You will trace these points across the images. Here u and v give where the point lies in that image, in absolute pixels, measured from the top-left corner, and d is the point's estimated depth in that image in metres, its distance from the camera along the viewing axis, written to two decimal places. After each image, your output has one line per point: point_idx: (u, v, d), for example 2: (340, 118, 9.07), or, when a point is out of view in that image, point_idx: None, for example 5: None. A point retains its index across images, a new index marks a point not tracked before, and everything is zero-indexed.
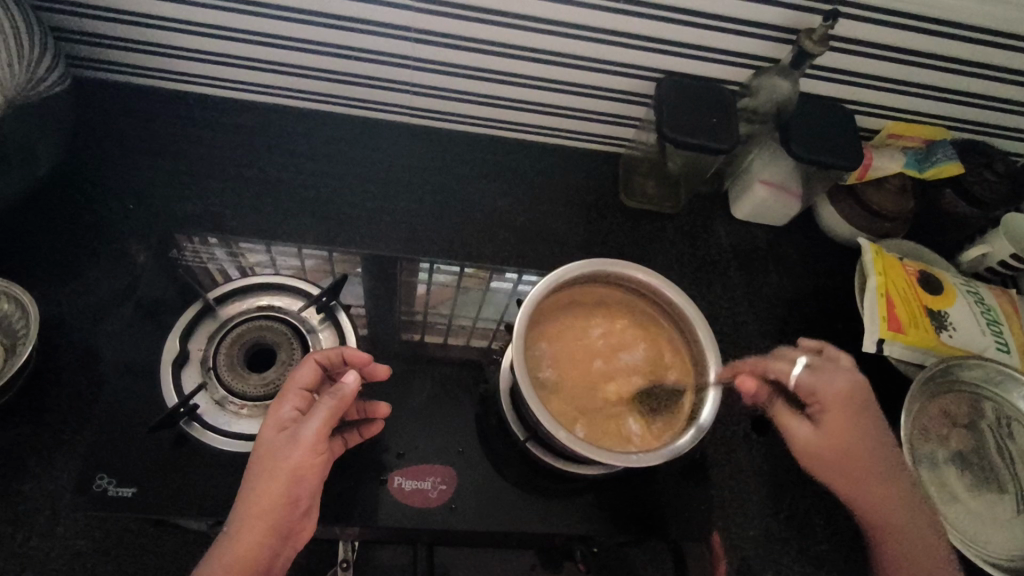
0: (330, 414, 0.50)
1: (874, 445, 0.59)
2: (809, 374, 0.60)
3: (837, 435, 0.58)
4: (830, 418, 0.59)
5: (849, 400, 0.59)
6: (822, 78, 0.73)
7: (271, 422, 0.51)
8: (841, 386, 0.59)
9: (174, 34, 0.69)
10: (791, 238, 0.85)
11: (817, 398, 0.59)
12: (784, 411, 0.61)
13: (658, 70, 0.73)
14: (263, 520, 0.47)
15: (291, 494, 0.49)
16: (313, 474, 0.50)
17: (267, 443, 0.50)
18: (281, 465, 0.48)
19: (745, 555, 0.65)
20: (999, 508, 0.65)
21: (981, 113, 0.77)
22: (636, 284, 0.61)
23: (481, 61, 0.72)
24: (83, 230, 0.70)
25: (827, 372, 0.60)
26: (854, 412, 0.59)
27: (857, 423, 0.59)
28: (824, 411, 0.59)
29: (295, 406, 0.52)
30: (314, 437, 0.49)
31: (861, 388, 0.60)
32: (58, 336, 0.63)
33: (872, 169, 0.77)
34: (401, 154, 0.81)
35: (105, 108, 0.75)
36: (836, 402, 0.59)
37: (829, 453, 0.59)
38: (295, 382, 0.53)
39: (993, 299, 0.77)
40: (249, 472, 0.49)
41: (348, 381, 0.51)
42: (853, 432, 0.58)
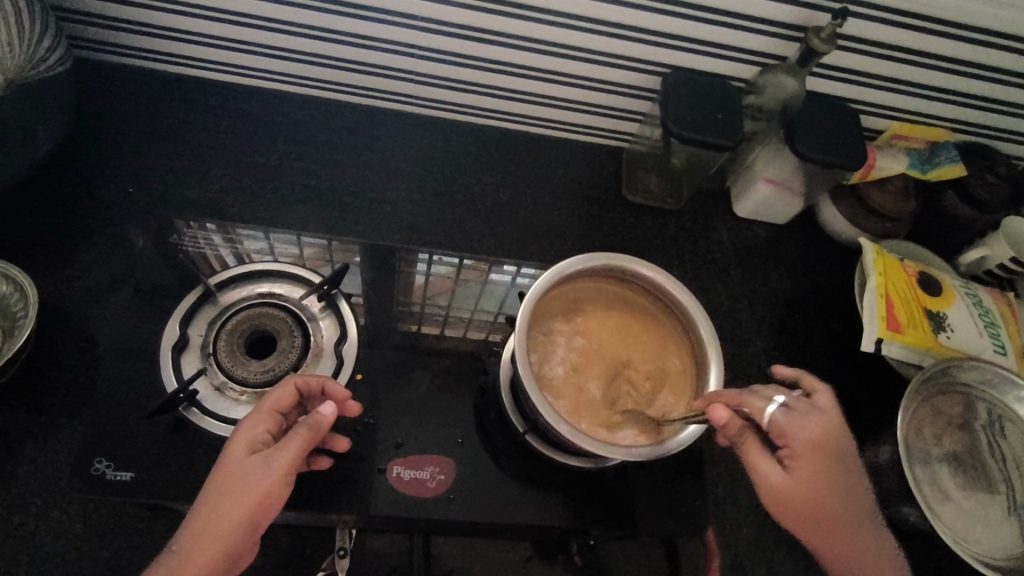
0: (307, 442, 0.49)
1: (845, 501, 0.50)
2: (785, 416, 0.50)
3: (812, 493, 0.49)
4: (799, 466, 0.50)
5: (825, 449, 0.50)
6: (829, 76, 0.73)
7: (240, 442, 0.49)
8: (814, 435, 0.50)
9: (176, 17, 0.68)
10: (792, 236, 0.85)
11: (788, 443, 0.50)
12: (753, 444, 0.52)
13: (664, 64, 0.72)
14: (216, 546, 0.45)
15: (251, 522, 0.46)
16: (278, 504, 0.47)
17: (234, 465, 0.47)
18: (248, 492, 0.46)
19: (738, 552, 0.65)
20: (991, 509, 0.66)
21: (986, 115, 0.77)
22: (642, 281, 0.61)
23: (486, 52, 0.71)
24: (82, 212, 0.69)
25: (805, 415, 0.51)
26: (835, 462, 0.50)
27: (833, 474, 0.50)
28: (796, 458, 0.50)
29: (267, 428, 0.50)
30: (287, 466, 0.47)
31: (836, 437, 0.50)
32: (56, 318, 0.63)
33: (876, 170, 0.76)
34: (402, 143, 0.80)
35: (106, 90, 0.75)
36: (809, 452, 0.49)
37: (801, 512, 0.50)
38: (269, 402, 0.51)
39: (991, 300, 0.77)
40: (209, 492, 0.47)
41: (325, 412, 0.50)
42: (828, 484, 0.49)
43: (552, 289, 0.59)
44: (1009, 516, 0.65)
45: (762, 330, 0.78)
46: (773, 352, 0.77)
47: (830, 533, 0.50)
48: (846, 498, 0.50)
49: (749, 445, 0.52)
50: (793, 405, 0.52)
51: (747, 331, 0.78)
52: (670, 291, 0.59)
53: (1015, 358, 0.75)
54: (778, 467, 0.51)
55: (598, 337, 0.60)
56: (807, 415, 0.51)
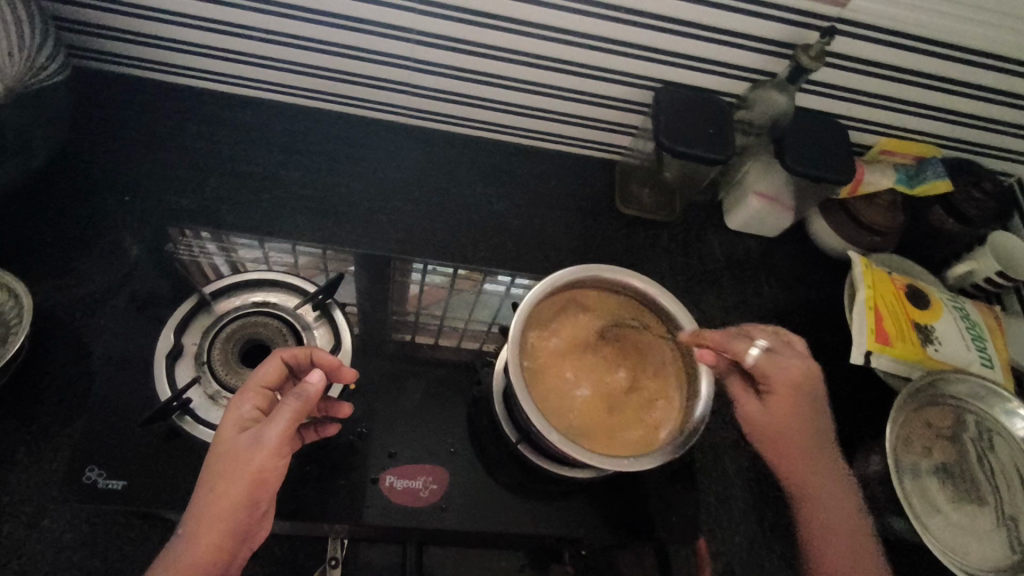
0: (296, 414, 0.48)
1: (814, 430, 0.59)
2: (764, 359, 0.58)
3: (781, 417, 0.58)
4: (776, 399, 0.58)
5: (800, 384, 0.57)
6: (818, 93, 0.74)
7: (230, 422, 0.50)
8: (791, 373, 0.57)
9: (173, 27, 0.69)
10: (783, 249, 0.86)
11: (767, 381, 0.58)
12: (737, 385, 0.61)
13: (657, 80, 0.74)
14: (220, 524, 0.46)
15: (252, 497, 0.47)
16: (275, 477, 0.48)
17: (228, 443, 0.48)
18: (243, 468, 0.47)
19: (729, 562, 0.65)
20: (980, 520, 0.66)
21: (971, 132, 0.79)
22: (634, 292, 0.62)
23: (482, 65, 0.72)
24: (79, 220, 0.69)
25: (781, 357, 0.58)
26: (811, 395, 0.58)
27: (802, 406, 0.58)
28: (773, 393, 0.58)
29: (255, 405, 0.51)
30: (278, 439, 0.48)
31: (813, 376, 0.58)
32: (50, 326, 0.63)
33: (864, 184, 0.78)
34: (398, 155, 0.81)
35: (104, 100, 0.75)
36: (786, 388, 0.57)
37: (772, 430, 0.59)
38: (254, 379, 0.51)
39: (979, 315, 0.78)
40: (207, 473, 0.48)
41: (314, 380, 0.50)
42: (795, 414, 0.58)
43: (550, 299, 0.61)
44: (998, 527, 0.66)
45: None
46: None
47: (800, 456, 0.59)
48: (819, 420, 0.59)
49: (733, 383, 0.61)
50: (775, 349, 0.59)
51: None
52: (668, 302, 0.61)
53: (1003, 370, 0.76)
54: (756, 401, 0.60)
55: (592, 345, 0.60)
56: (788, 355, 0.58)
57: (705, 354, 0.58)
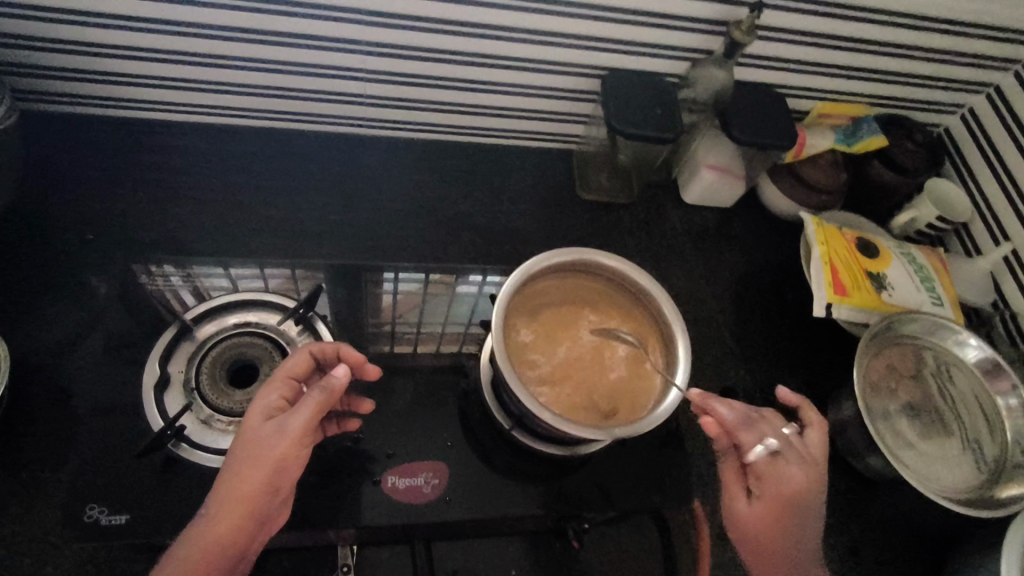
0: (320, 406, 0.50)
1: (803, 545, 0.57)
2: (767, 461, 0.57)
3: (769, 523, 0.56)
4: (763, 505, 0.57)
5: (794, 499, 0.56)
6: (754, 65, 0.78)
7: (256, 410, 0.51)
8: (789, 486, 0.56)
9: (115, 61, 0.69)
10: (739, 217, 0.90)
11: (764, 484, 0.57)
12: (732, 477, 0.60)
13: (602, 68, 0.77)
14: (244, 505, 0.47)
15: (274, 483, 0.49)
16: (296, 465, 0.50)
17: (253, 430, 0.50)
18: (267, 454, 0.48)
19: (724, 518, 0.68)
20: (948, 448, 0.71)
21: (899, 89, 0.84)
22: (611, 271, 0.64)
23: (431, 70, 0.74)
24: (42, 264, 0.68)
25: (789, 463, 0.57)
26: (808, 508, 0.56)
27: (792, 519, 0.56)
28: (764, 498, 0.57)
29: (282, 394, 0.52)
30: (303, 427, 0.50)
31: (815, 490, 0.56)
32: (27, 374, 0.62)
33: (807, 147, 0.83)
34: (358, 166, 0.82)
35: (53, 141, 0.74)
36: (776, 498, 0.56)
37: (757, 533, 0.57)
38: (283, 370, 0.54)
39: (925, 258, 0.84)
40: (229, 460, 0.49)
41: (340, 374, 0.52)
42: (782, 528, 0.56)
43: (530, 283, 0.63)
44: (965, 451, 0.71)
45: (722, 308, 0.82)
46: (736, 327, 0.82)
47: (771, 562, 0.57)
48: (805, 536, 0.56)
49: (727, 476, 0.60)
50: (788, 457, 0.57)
51: (709, 310, 0.82)
52: (644, 281, 0.63)
53: (951, 307, 0.81)
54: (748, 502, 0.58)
55: (570, 327, 0.62)
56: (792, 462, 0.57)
57: (711, 424, 0.60)
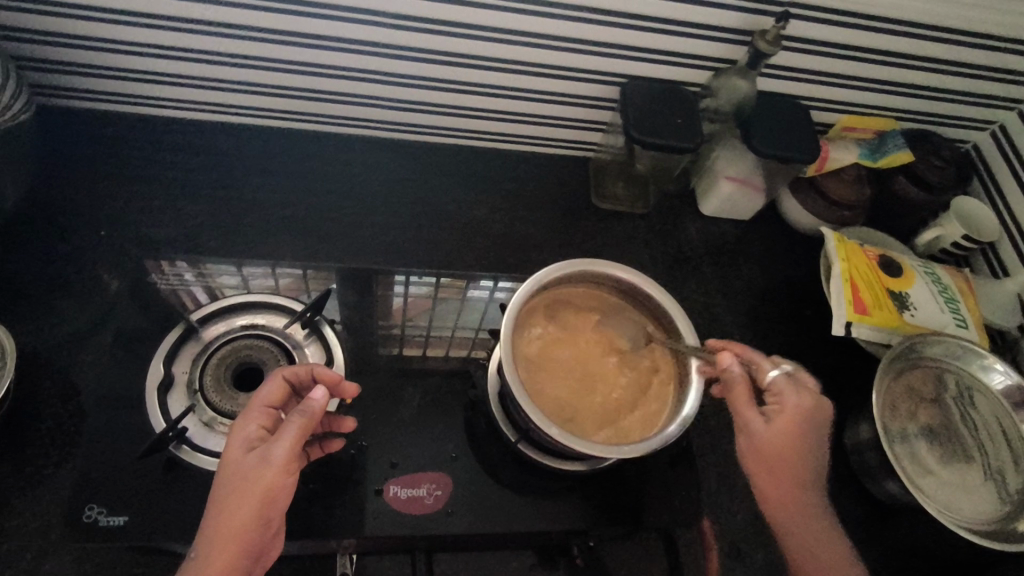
0: (303, 431, 0.50)
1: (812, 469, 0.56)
2: (784, 378, 0.57)
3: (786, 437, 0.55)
4: (779, 420, 0.55)
5: (809, 415, 0.55)
6: (778, 76, 0.76)
7: (237, 442, 0.50)
8: (804, 403, 0.55)
9: (133, 57, 0.69)
10: (757, 230, 0.88)
11: (779, 399, 0.56)
12: (740, 395, 0.56)
13: (623, 75, 0.75)
14: (234, 543, 0.46)
15: (264, 516, 0.47)
16: (286, 494, 0.49)
17: (236, 463, 0.49)
18: (254, 487, 0.47)
19: (735, 540, 0.66)
20: (970, 476, 0.69)
21: (927, 104, 0.82)
22: (629, 286, 0.63)
23: (450, 73, 0.73)
24: (56, 259, 0.68)
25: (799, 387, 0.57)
26: (813, 426, 0.56)
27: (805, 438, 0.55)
28: (780, 413, 0.55)
29: (261, 424, 0.51)
30: (288, 455, 0.49)
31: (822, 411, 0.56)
32: (35, 368, 0.62)
33: (830, 160, 0.81)
34: (373, 168, 0.81)
35: (71, 136, 0.75)
36: (795, 414, 0.55)
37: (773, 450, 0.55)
38: (260, 398, 0.53)
39: (949, 278, 0.81)
40: (215, 496, 0.48)
41: (319, 399, 0.51)
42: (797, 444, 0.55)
43: (549, 290, 0.63)
44: (986, 480, 0.68)
45: (737, 323, 0.81)
46: (752, 343, 0.80)
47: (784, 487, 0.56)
48: (810, 454, 0.56)
49: (735, 395, 0.56)
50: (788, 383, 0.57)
51: (724, 325, 0.80)
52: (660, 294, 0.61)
53: (976, 329, 0.79)
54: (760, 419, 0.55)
55: (579, 340, 0.61)
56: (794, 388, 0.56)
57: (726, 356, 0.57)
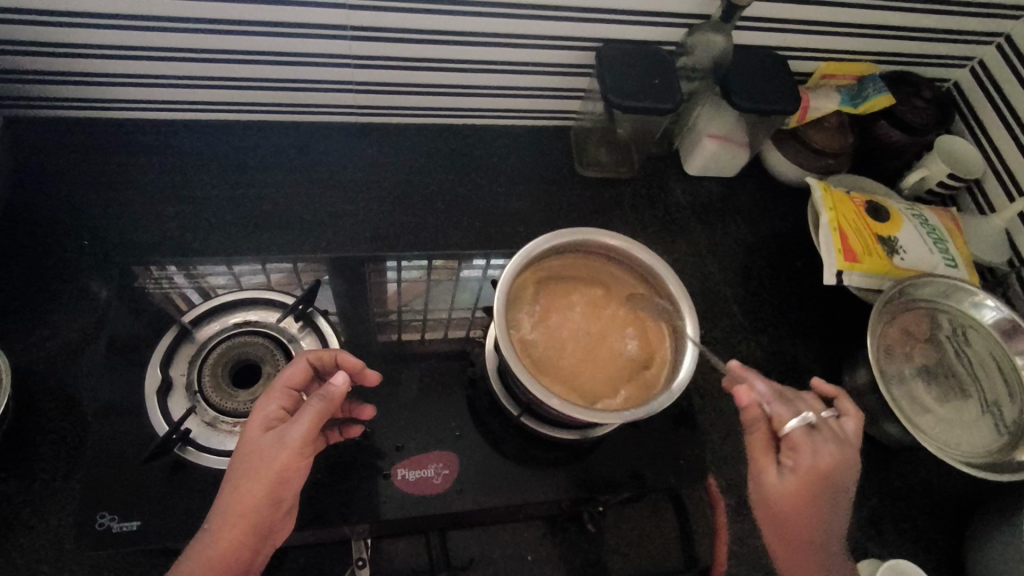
0: (319, 415, 0.50)
1: (830, 521, 0.52)
2: (803, 433, 0.52)
3: (805, 492, 0.51)
4: (798, 478, 0.51)
5: (824, 480, 0.51)
6: (752, 28, 0.75)
7: (256, 421, 0.51)
8: (823, 463, 0.51)
9: (97, 61, 0.67)
10: (744, 187, 0.88)
11: (796, 454, 0.52)
12: (759, 446, 0.54)
13: (597, 39, 0.74)
14: (244, 518, 0.47)
15: (276, 495, 0.49)
16: (297, 476, 0.50)
17: (252, 442, 0.50)
18: (268, 467, 0.48)
19: (742, 493, 0.67)
20: (966, 412, 0.69)
21: (904, 45, 0.81)
22: (631, 261, 0.63)
23: (420, 51, 0.72)
24: (40, 272, 0.68)
25: (826, 435, 0.53)
26: (831, 492, 0.51)
27: (821, 499, 0.51)
28: (796, 467, 0.52)
29: (281, 405, 0.52)
30: (301, 439, 0.49)
31: (849, 465, 0.51)
32: (32, 383, 0.62)
33: (810, 110, 0.80)
34: (351, 155, 0.80)
35: (41, 147, 0.73)
36: (812, 473, 0.51)
37: (795, 503, 0.51)
38: (282, 379, 0.53)
39: (937, 219, 0.81)
40: (230, 472, 0.49)
41: (337, 383, 0.51)
42: (811, 507, 0.51)
43: (563, 255, 0.63)
44: (983, 415, 0.69)
45: (729, 281, 0.81)
46: (745, 299, 0.80)
47: (796, 541, 0.52)
48: (832, 516, 0.52)
49: (756, 443, 0.54)
50: (828, 431, 0.53)
51: (717, 283, 0.80)
52: (662, 269, 0.61)
53: (966, 268, 0.79)
54: (778, 471, 0.53)
55: (574, 309, 0.61)
56: (826, 439, 0.52)
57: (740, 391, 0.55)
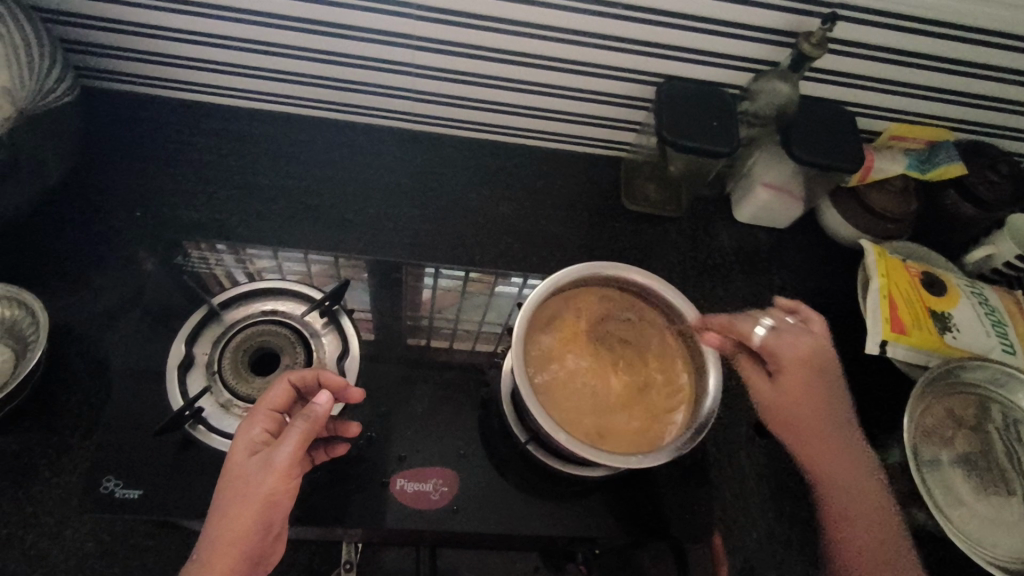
0: (305, 435, 0.50)
1: (834, 405, 0.58)
2: (773, 337, 0.59)
3: (794, 394, 0.58)
4: (787, 379, 0.58)
5: (807, 364, 0.58)
6: (822, 80, 0.73)
7: (240, 447, 0.51)
8: (803, 349, 0.58)
9: (173, 44, 0.70)
10: (794, 240, 0.85)
11: (776, 360, 0.59)
12: (747, 362, 0.61)
13: (659, 74, 0.73)
14: (234, 545, 0.47)
15: (264, 521, 0.49)
16: (286, 499, 0.50)
17: (238, 468, 0.50)
18: (255, 491, 0.48)
19: (748, 558, 0.64)
20: (1006, 512, 0.64)
21: (985, 114, 0.77)
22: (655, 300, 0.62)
23: (481, 68, 0.73)
24: (92, 236, 0.71)
25: (789, 336, 0.59)
26: (819, 372, 0.58)
27: (816, 386, 0.58)
28: (783, 372, 0.58)
29: (265, 428, 0.52)
30: (287, 461, 0.49)
31: (824, 352, 0.59)
32: (68, 342, 0.64)
33: (874, 171, 0.76)
34: (400, 161, 0.81)
35: (113, 118, 0.77)
36: (795, 364, 0.58)
37: (790, 408, 0.58)
38: (265, 402, 0.53)
39: (998, 300, 0.77)
40: (217, 501, 0.49)
41: (321, 401, 0.51)
42: (807, 395, 0.58)
43: (614, 292, 0.63)
44: None
45: None
46: None
47: (813, 444, 0.58)
48: (835, 404, 0.58)
49: (741, 359, 0.61)
50: (789, 330, 0.59)
51: None
52: (696, 328, 0.59)
53: None
54: (768, 381, 0.60)
55: (594, 343, 0.60)
56: (796, 334, 0.59)
57: (711, 337, 0.58)
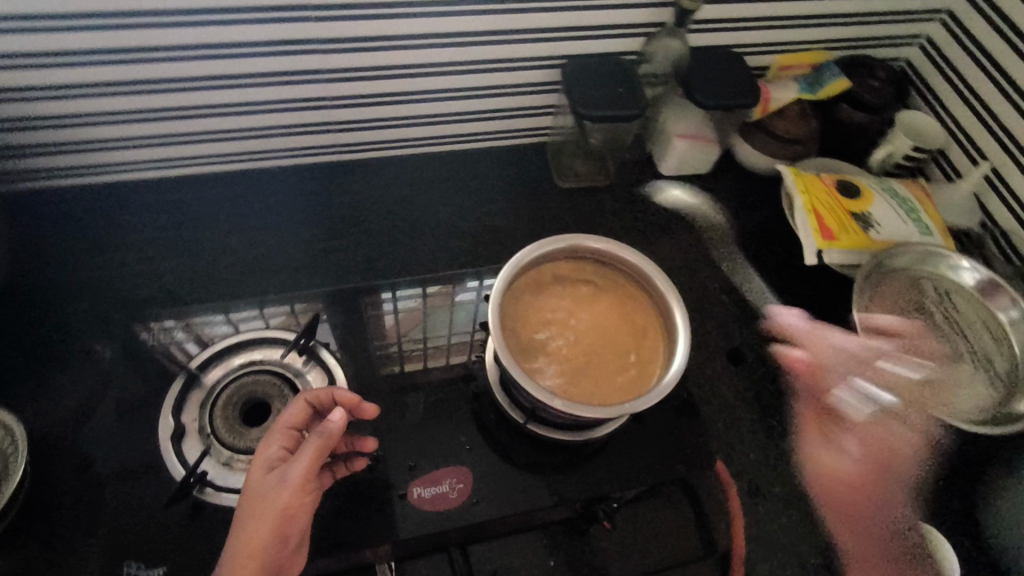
0: (318, 451, 0.53)
1: (888, 496, 0.66)
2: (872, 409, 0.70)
3: (864, 464, 0.67)
4: (865, 455, 0.67)
5: (886, 460, 0.67)
6: (706, 29, 0.79)
7: (259, 464, 0.54)
8: (886, 442, 0.68)
9: (82, 129, 0.70)
10: (718, 181, 0.91)
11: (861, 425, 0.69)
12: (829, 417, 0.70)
13: (560, 56, 0.78)
14: (254, 558, 0.50)
15: (282, 533, 0.52)
16: (300, 511, 0.53)
17: (256, 483, 0.53)
18: (272, 506, 0.51)
19: (752, 477, 0.68)
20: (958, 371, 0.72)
21: (853, 30, 0.85)
22: (614, 260, 0.66)
23: (394, 86, 0.75)
24: (44, 338, 0.69)
25: (881, 428, 0.69)
26: (892, 470, 0.67)
27: (885, 469, 0.67)
28: (865, 449, 0.68)
29: (281, 445, 0.55)
30: (302, 476, 0.52)
31: (903, 463, 0.68)
32: (46, 447, 0.63)
33: (773, 101, 0.84)
34: (336, 193, 0.83)
35: (36, 218, 0.75)
36: (880, 450, 0.68)
37: (850, 481, 0.67)
38: (282, 422, 0.56)
39: (907, 190, 0.84)
40: (236, 517, 0.52)
41: (336, 418, 0.54)
42: (875, 489, 0.66)
43: (577, 260, 0.67)
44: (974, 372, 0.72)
45: (715, 272, 0.83)
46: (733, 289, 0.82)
47: (856, 514, 0.65)
48: (892, 494, 0.66)
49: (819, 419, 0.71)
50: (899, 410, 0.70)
51: (704, 275, 0.83)
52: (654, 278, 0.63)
53: (941, 233, 0.82)
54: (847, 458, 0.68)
55: (569, 311, 0.63)
56: (898, 426, 0.69)
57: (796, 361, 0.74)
